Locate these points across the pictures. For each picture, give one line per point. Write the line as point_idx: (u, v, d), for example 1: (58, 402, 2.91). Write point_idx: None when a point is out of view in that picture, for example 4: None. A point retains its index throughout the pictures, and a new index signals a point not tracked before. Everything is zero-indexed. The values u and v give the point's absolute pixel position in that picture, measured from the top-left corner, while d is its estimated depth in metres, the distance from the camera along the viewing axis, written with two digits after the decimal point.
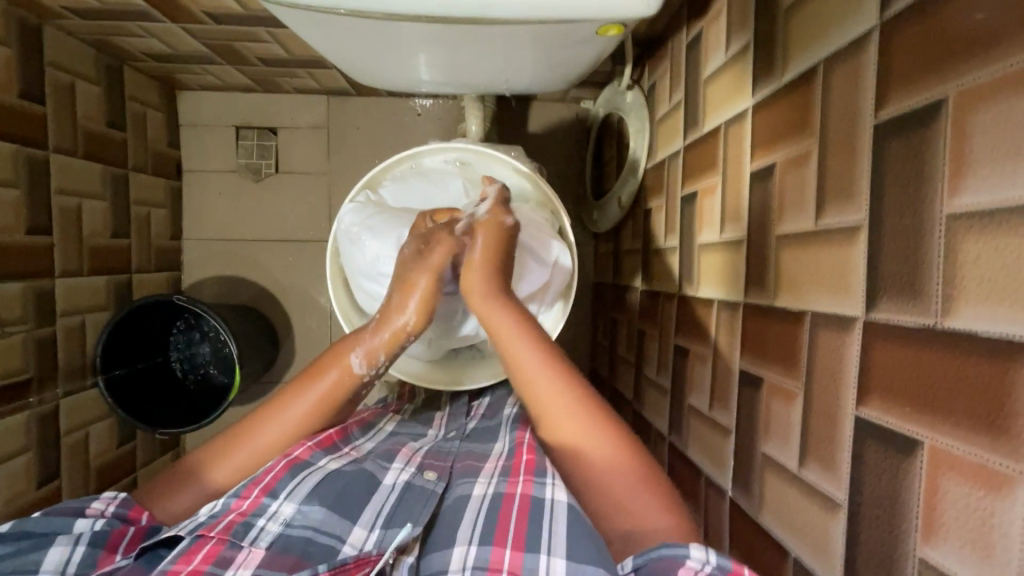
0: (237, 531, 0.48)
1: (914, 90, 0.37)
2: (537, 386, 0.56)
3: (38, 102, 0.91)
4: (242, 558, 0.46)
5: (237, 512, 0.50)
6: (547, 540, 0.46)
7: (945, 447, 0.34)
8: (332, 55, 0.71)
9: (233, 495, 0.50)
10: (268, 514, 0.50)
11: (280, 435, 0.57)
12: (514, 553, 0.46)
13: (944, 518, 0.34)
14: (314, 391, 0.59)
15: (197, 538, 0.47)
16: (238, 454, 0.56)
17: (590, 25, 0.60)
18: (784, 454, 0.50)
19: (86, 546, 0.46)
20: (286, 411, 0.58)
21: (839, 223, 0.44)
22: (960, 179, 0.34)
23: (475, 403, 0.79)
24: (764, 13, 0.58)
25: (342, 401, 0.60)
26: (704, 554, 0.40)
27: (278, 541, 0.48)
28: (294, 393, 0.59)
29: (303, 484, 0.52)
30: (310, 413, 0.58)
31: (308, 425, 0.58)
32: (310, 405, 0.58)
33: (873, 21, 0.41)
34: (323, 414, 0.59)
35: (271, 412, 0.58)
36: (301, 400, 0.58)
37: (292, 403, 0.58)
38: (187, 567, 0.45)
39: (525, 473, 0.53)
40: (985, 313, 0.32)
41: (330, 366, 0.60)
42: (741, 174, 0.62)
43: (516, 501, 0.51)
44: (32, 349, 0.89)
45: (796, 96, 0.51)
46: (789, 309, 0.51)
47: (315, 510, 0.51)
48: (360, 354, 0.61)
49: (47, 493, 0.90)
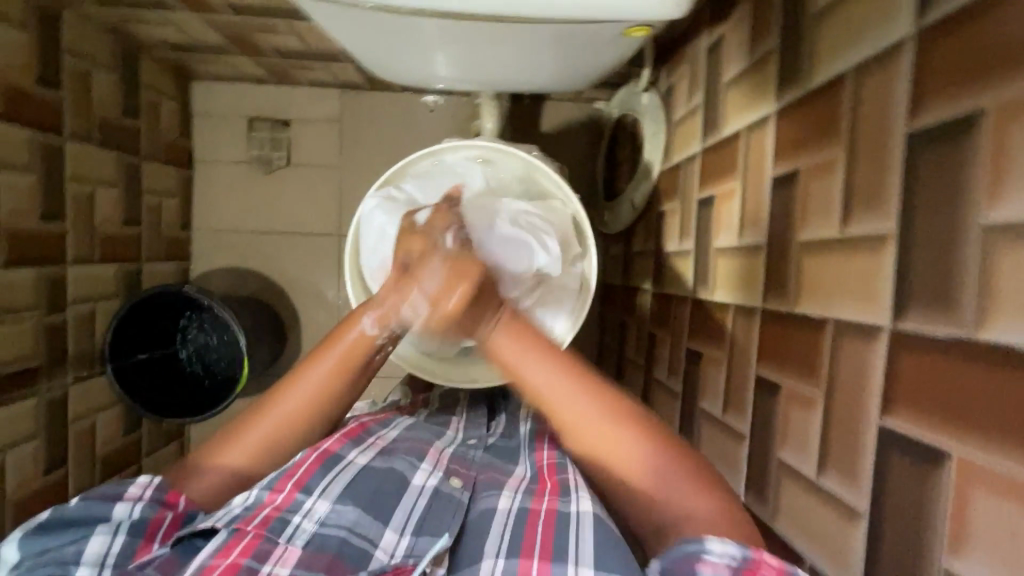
0: (273, 527, 0.48)
1: (947, 102, 0.37)
2: (556, 396, 0.52)
3: (55, 88, 0.91)
4: (278, 556, 0.46)
5: (272, 506, 0.50)
6: (574, 550, 0.46)
7: (973, 461, 0.34)
8: (353, 48, 0.71)
9: (267, 488, 0.51)
10: (303, 510, 0.50)
11: (298, 409, 0.57)
12: (541, 564, 0.45)
13: (971, 531, 0.34)
14: (330, 355, 0.58)
15: (236, 531, 0.47)
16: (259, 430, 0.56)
17: (616, 26, 0.60)
18: (801, 462, 0.50)
19: (125, 536, 0.47)
20: (309, 376, 0.58)
21: (865, 232, 0.44)
22: (999, 190, 0.33)
23: (492, 421, 0.77)
24: (792, 18, 0.58)
25: (361, 364, 0.59)
26: (723, 547, 0.40)
27: (315, 539, 0.48)
28: (306, 369, 0.58)
29: (335, 483, 0.53)
30: (331, 376, 0.58)
31: (326, 390, 0.58)
32: (323, 376, 0.58)
33: (909, 29, 0.41)
34: (341, 380, 0.58)
35: (293, 377, 0.58)
36: (318, 366, 0.58)
37: (313, 367, 0.58)
38: (224, 561, 0.45)
39: (550, 492, 0.53)
40: (1017, 327, 0.32)
41: (336, 342, 0.59)
42: (762, 180, 0.61)
43: (541, 516, 0.50)
44: (43, 335, 0.89)
45: (823, 102, 0.51)
46: (810, 317, 0.50)
47: (350, 510, 0.51)
48: (372, 317, 0.59)
49: (54, 480, 0.90)
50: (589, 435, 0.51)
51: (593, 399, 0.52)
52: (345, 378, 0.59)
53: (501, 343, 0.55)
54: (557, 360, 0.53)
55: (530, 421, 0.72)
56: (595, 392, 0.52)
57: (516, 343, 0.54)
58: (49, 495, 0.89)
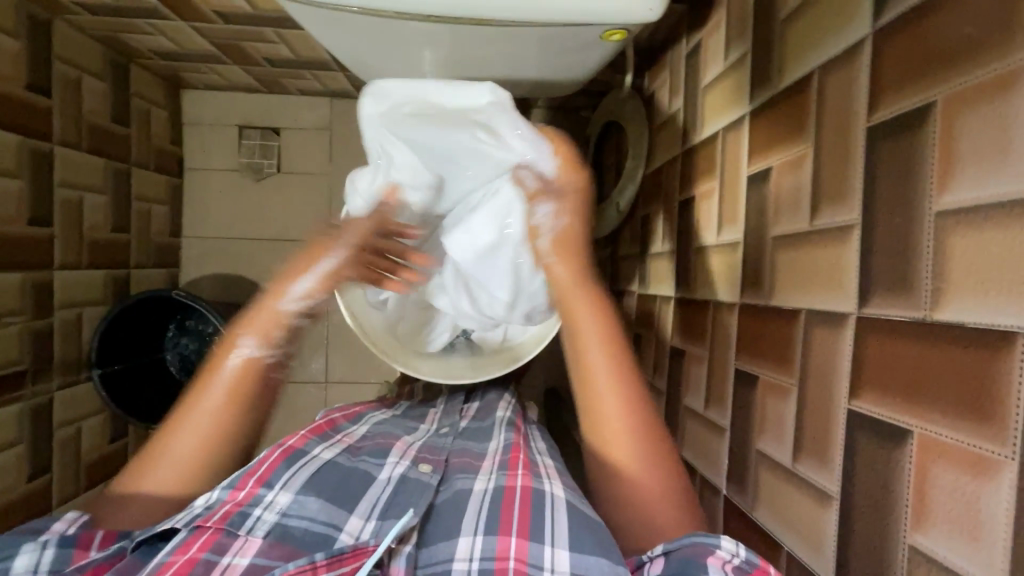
0: (233, 521, 0.48)
1: (903, 96, 0.39)
2: (606, 386, 0.57)
3: (45, 94, 0.92)
4: (238, 546, 0.46)
5: (233, 503, 0.49)
6: (550, 530, 0.47)
7: (933, 435, 0.35)
8: (340, 52, 0.72)
9: (228, 487, 0.50)
10: (264, 503, 0.50)
11: (197, 446, 0.54)
12: (520, 540, 0.46)
13: (933, 507, 0.35)
14: (215, 388, 0.55)
15: (195, 529, 0.46)
16: (161, 475, 0.53)
17: (594, 29, 0.62)
18: (778, 450, 0.51)
19: (56, 547, 0.44)
20: (194, 417, 0.55)
21: (832, 223, 0.46)
22: (948, 177, 0.35)
23: (467, 404, 0.79)
24: (763, 23, 0.60)
25: (254, 385, 0.56)
26: (734, 546, 0.41)
27: (275, 530, 0.48)
28: (196, 403, 0.55)
29: (297, 475, 0.53)
30: (225, 406, 0.55)
31: (223, 425, 0.55)
32: (214, 406, 0.55)
33: (867, 29, 0.43)
34: (236, 407, 0.56)
35: (177, 424, 0.55)
36: (204, 402, 0.55)
37: (199, 405, 0.55)
38: (183, 556, 0.44)
39: (523, 467, 0.55)
40: (970, 305, 0.33)
41: (221, 370, 0.56)
42: (738, 180, 0.63)
43: (518, 493, 0.51)
44: (28, 341, 0.89)
45: (792, 101, 0.53)
46: (784, 308, 0.52)
47: (312, 500, 0.51)
48: (250, 341, 0.57)
49: (37, 487, 0.89)
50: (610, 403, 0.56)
51: (618, 372, 0.58)
52: (242, 408, 0.56)
53: (575, 290, 0.62)
54: (621, 358, 0.59)
55: (508, 409, 0.74)
56: (639, 405, 0.56)
57: (591, 307, 0.61)
58: (33, 502, 0.88)
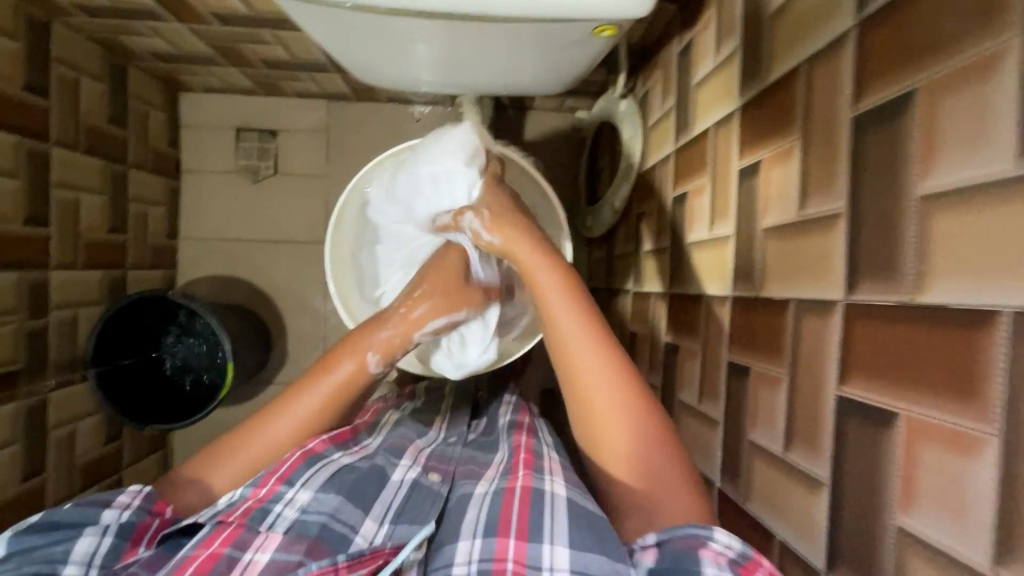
0: (254, 516, 0.49)
1: (887, 83, 0.40)
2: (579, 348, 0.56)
3: (43, 96, 0.92)
4: (258, 543, 0.47)
5: (254, 499, 0.50)
6: (549, 530, 0.46)
7: (918, 417, 0.35)
8: (337, 49, 0.73)
9: (250, 484, 0.51)
10: (284, 501, 0.50)
11: (292, 431, 0.59)
12: (518, 543, 0.46)
13: (920, 486, 0.35)
14: (323, 383, 0.61)
15: (218, 524, 0.48)
16: (251, 449, 0.57)
17: (585, 25, 0.63)
18: (770, 440, 0.52)
19: (112, 538, 0.48)
20: (298, 406, 0.60)
21: (820, 212, 0.46)
22: (931, 161, 0.36)
23: (474, 422, 0.78)
24: (752, 19, 0.61)
25: (354, 393, 0.62)
26: (727, 538, 0.41)
27: (295, 526, 0.49)
28: (304, 390, 0.60)
29: (318, 475, 0.53)
30: (321, 406, 0.60)
31: (324, 418, 0.61)
32: (319, 402, 0.60)
33: (851, 20, 0.44)
34: (337, 407, 0.61)
35: (281, 408, 0.60)
36: (312, 394, 0.60)
37: (305, 395, 0.60)
38: (206, 551, 0.45)
39: (524, 468, 0.54)
40: (954, 287, 0.33)
41: (338, 364, 0.62)
42: (728, 174, 0.64)
43: (517, 493, 0.51)
44: (23, 340, 0.89)
45: (781, 95, 0.54)
46: (775, 299, 0.52)
47: (331, 498, 0.51)
48: (376, 351, 0.64)
49: (32, 487, 0.88)
50: (585, 384, 0.55)
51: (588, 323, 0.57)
52: (341, 406, 0.62)
53: (544, 279, 0.61)
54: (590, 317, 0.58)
55: (509, 412, 0.74)
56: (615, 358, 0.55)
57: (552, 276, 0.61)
58: (27, 502, 0.88)
